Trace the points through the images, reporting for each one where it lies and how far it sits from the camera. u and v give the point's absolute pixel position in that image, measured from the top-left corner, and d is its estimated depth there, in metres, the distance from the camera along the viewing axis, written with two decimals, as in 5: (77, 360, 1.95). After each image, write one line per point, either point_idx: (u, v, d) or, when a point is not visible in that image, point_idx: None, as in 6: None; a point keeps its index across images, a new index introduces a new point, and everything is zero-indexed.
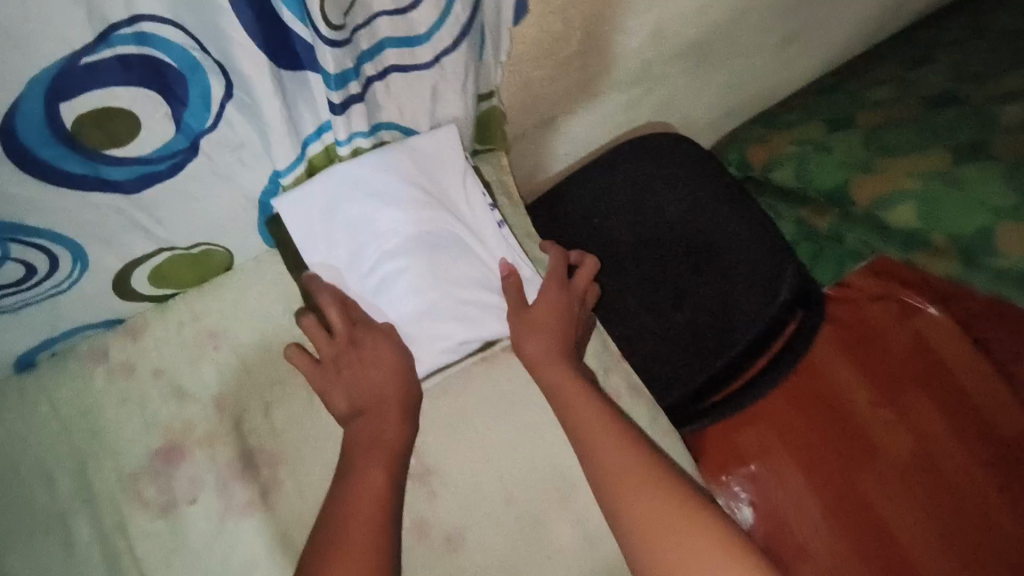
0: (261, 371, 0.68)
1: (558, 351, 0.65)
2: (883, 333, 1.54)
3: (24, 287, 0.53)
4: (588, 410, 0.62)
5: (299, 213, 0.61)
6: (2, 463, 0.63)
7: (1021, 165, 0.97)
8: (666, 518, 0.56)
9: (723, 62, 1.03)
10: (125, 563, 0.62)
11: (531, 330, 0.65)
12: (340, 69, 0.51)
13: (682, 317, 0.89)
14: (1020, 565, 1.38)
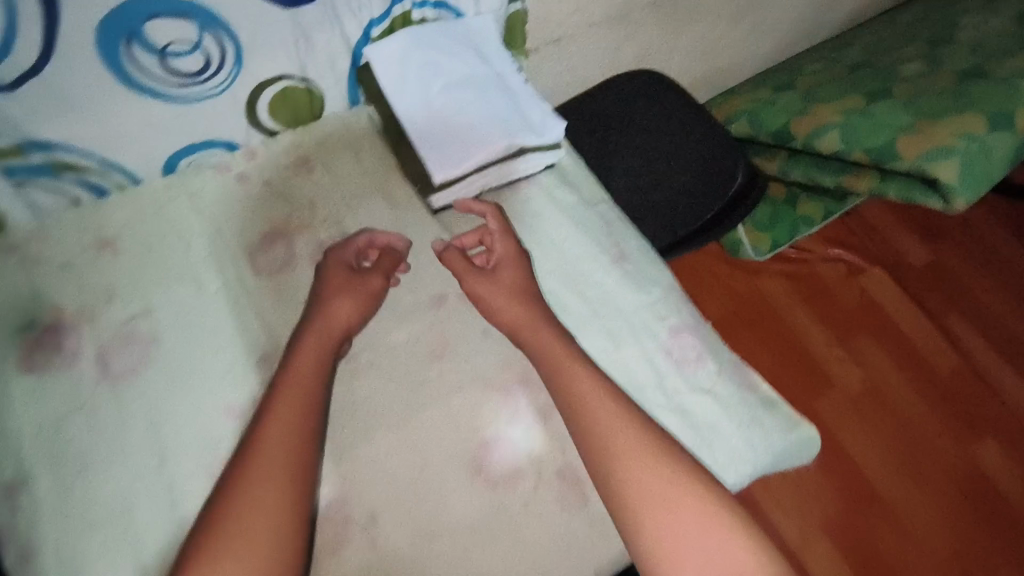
0: (344, 186, 0.89)
1: (526, 313, 0.79)
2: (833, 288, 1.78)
3: (198, 79, 0.78)
4: (545, 339, 0.77)
5: (382, 61, 0.86)
6: (153, 233, 0.84)
7: (914, 100, 1.26)
8: (617, 438, 0.68)
9: (693, 25, 1.31)
10: (242, 304, 0.82)
11: (499, 300, 0.80)
12: None
13: (660, 197, 1.11)
14: (960, 482, 1.56)
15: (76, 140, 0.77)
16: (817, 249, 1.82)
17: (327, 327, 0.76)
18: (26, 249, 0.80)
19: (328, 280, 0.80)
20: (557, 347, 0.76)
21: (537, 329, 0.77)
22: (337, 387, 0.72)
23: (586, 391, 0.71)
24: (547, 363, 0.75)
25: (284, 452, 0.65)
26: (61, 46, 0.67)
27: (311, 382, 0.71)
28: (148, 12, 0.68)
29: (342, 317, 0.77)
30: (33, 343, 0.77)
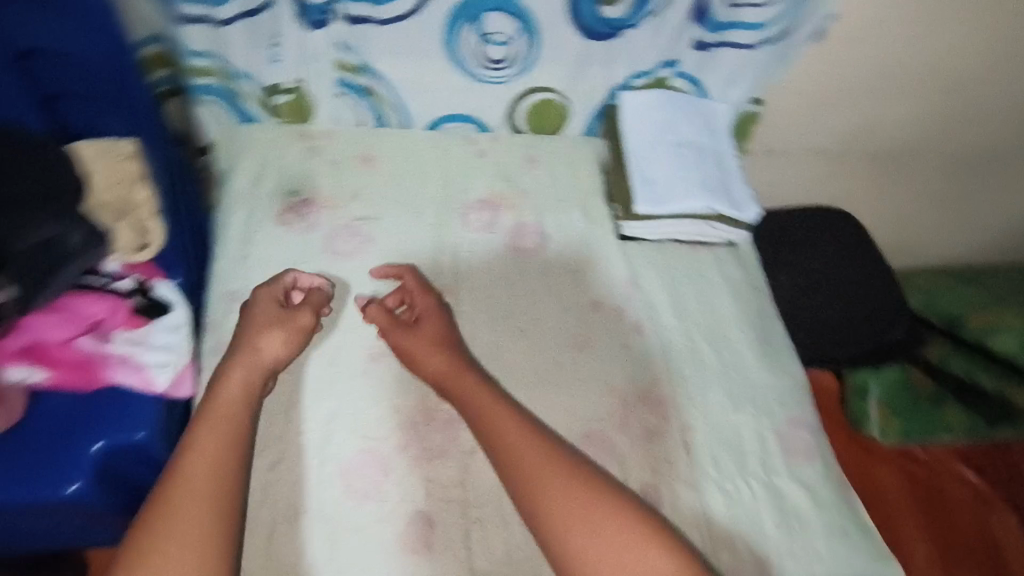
0: (555, 190, 1.06)
1: (456, 369, 0.81)
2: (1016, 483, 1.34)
3: (493, 67, 0.98)
4: (474, 388, 0.79)
5: (632, 104, 1.03)
6: (403, 164, 1.04)
7: None
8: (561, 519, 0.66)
9: (915, 194, 1.33)
10: (445, 240, 0.98)
11: (427, 350, 0.83)
12: (713, 18, 0.96)
13: (831, 317, 1.16)
14: None
15: (392, 77, 0.99)
16: (946, 457, 1.29)
17: (254, 358, 0.78)
18: (312, 139, 1.02)
19: (251, 315, 0.82)
20: (490, 403, 0.78)
21: (468, 394, 0.79)
22: (238, 401, 0.74)
23: (511, 428, 0.75)
24: (478, 411, 0.77)
25: (210, 469, 0.67)
26: (429, 7, 0.89)
27: (234, 413, 0.73)
28: (492, 7, 0.89)
29: (265, 328, 0.81)
30: (289, 205, 0.96)
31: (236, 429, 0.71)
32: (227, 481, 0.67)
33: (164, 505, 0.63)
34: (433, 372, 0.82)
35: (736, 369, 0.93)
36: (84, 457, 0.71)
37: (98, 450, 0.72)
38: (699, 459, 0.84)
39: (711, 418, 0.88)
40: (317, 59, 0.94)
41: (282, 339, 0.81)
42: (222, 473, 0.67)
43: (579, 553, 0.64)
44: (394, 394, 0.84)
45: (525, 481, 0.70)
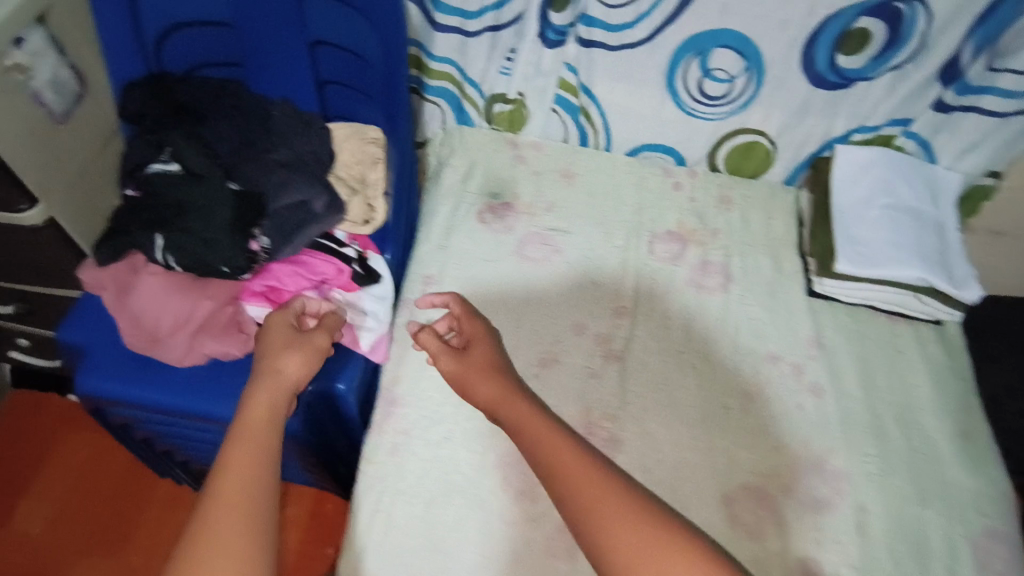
0: (747, 235, 1.04)
1: (506, 394, 0.76)
2: None
3: (707, 102, 0.98)
4: (520, 414, 0.73)
5: (849, 158, 0.98)
6: (600, 187, 1.07)
7: None
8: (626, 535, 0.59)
9: None
10: (630, 265, 0.99)
11: (480, 376, 0.79)
12: (964, 78, 0.89)
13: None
14: None
15: (605, 100, 1.01)
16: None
17: (273, 382, 0.71)
18: (521, 148, 1.09)
19: (274, 340, 0.75)
20: (535, 424, 0.72)
21: (513, 419, 0.73)
22: (264, 417, 0.67)
23: (552, 445, 0.69)
24: (527, 436, 0.71)
25: (237, 496, 0.59)
26: (658, 40, 0.90)
27: (262, 442, 0.65)
28: (722, 43, 0.89)
29: (284, 349, 0.74)
30: (489, 206, 1.03)
31: (265, 451, 0.65)
32: (259, 500, 0.60)
33: (192, 541, 0.55)
34: (487, 400, 0.77)
35: (926, 459, 0.84)
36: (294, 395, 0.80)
37: (308, 392, 0.80)
38: (869, 546, 0.78)
39: (890, 505, 0.80)
40: (543, 75, 0.97)
41: (300, 358, 0.74)
42: (255, 494, 0.60)
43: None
44: (561, 403, 0.86)
45: (585, 499, 0.63)
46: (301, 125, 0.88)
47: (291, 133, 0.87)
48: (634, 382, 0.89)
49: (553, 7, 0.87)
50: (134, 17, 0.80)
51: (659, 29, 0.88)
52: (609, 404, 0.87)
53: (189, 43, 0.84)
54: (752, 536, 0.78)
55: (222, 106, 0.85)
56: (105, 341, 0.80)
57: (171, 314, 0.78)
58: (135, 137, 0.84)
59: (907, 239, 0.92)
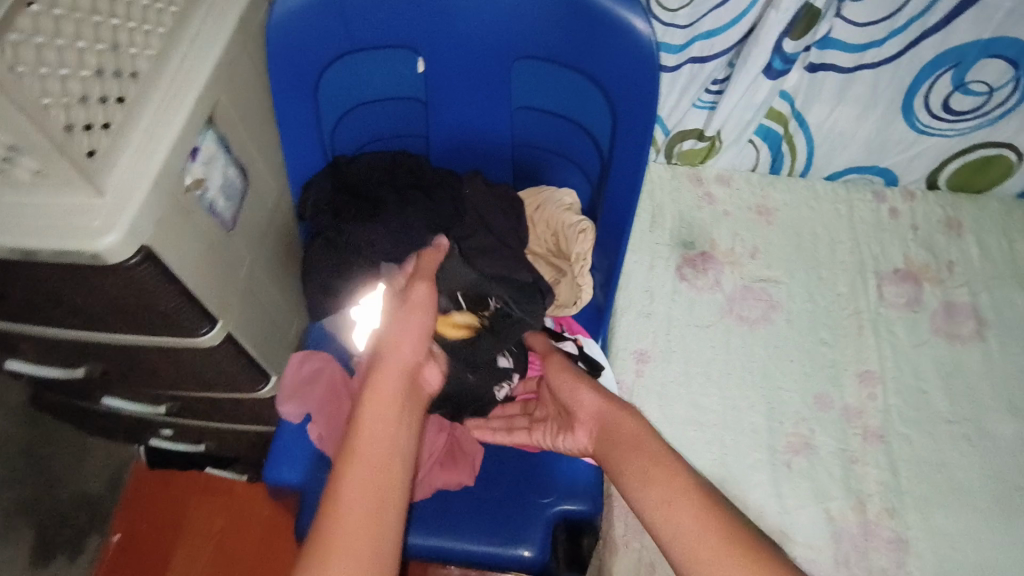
0: (989, 265, 0.89)
1: (617, 404, 0.64)
2: None
3: (950, 120, 0.83)
4: (631, 433, 0.60)
5: None
6: (802, 225, 0.93)
7: None
8: None
9: None
10: (863, 317, 0.86)
11: (592, 387, 0.66)
12: None
13: None
14: None
15: (820, 126, 0.87)
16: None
17: (393, 342, 0.61)
18: (707, 185, 0.95)
19: (397, 331, 0.61)
20: (649, 445, 0.57)
21: (620, 448, 0.59)
22: (396, 391, 0.58)
23: (656, 480, 0.54)
24: (634, 459, 0.57)
25: (366, 475, 0.51)
26: (907, 56, 0.75)
27: (391, 438, 0.55)
28: (994, 53, 0.74)
29: (410, 341, 0.61)
30: (687, 258, 0.90)
31: (398, 429, 0.56)
32: (383, 484, 0.51)
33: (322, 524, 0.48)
34: (596, 409, 0.64)
35: None
36: (538, 517, 0.71)
37: (555, 512, 0.72)
38: None
39: None
40: (754, 109, 0.84)
41: (416, 328, 0.61)
42: (388, 481, 0.52)
43: None
44: (827, 496, 0.75)
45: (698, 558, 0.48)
46: (493, 204, 0.73)
47: (485, 214, 0.73)
48: (903, 463, 0.77)
49: (791, 34, 0.73)
50: (315, 102, 0.69)
51: (914, 45, 0.74)
52: (885, 495, 0.75)
53: (368, 120, 0.73)
54: None
55: (403, 189, 0.73)
56: (320, 475, 0.71)
57: None
58: (315, 239, 0.74)
59: None
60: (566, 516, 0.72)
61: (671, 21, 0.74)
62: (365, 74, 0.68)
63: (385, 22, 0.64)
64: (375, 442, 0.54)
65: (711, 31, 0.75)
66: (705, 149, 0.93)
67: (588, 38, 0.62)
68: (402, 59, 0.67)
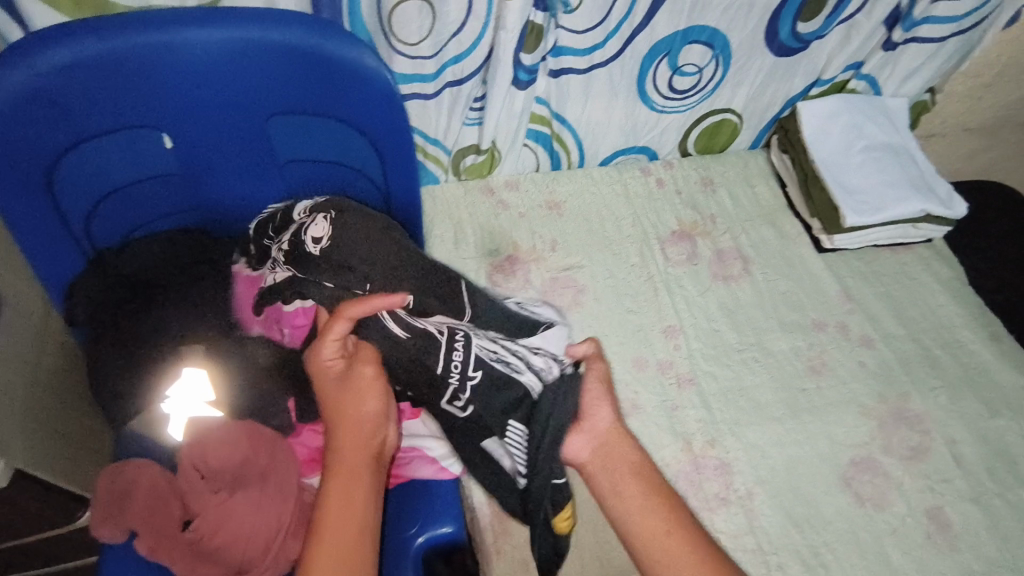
0: (742, 212, 1.05)
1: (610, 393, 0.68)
2: None
3: (677, 98, 0.96)
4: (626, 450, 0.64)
5: (814, 111, 1.01)
6: (590, 209, 1.02)
7: None
8: None
9: None
10: (655, 279, 0.97)
11: (599, 376, 0.68)
12: (918, 15, 0.92)
13: None
14: None
15: (577, 121, 0.96)
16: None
17: (354, 414, 0.57)
18: (499, 192, 1.02)
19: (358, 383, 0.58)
20: (640, 467, 0.63)
21: (615, 450, 0.64)
22: (360, 448, 0.56)
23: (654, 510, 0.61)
24: (630, 484, 0.62)
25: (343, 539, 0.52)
26: (626, 55, 0.87)
27: (360, 519, 0.53)
28: (692, 40, 0.87)
29: (374, 404, 0.58)
30: (497, 265, 0.96)
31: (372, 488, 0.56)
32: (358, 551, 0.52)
33: None
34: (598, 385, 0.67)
35: (975, 370, 0.91)
36: (406, 552, 0.65)
37: (421, 543, 0.66)
38: (978, 475, 0.83)
39: (972, 427, 0.86)
40: (516, 117, 0.91)
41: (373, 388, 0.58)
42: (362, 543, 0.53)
43: None
44: (660, 446, 0.83)
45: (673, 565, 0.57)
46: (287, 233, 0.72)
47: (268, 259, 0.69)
48: (713, 398, 0.88)
49: (525, 48, 0.80)
50: (53, 202, 0.63)
51: (629, 44, 0.85)
52: (705, 430, 0.85)
53: (126, 207, 0.69)
54: (879, 507, 0.80)
55: (188, 267, 0.69)
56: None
57: (239, 517, 0.62)
58: (95, 342, 0.67)
59: (877, 169, 0.98)
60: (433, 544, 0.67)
61: (417, 54, 0.79)
62: (103, 162, 0.65)
63: (106, 106, 0.61)
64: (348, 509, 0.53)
65: (456, 56, 0.81)
66: (487, 160, 0.99)
67: (323, 85, 0.64)
68: (139, 137, 0.65)
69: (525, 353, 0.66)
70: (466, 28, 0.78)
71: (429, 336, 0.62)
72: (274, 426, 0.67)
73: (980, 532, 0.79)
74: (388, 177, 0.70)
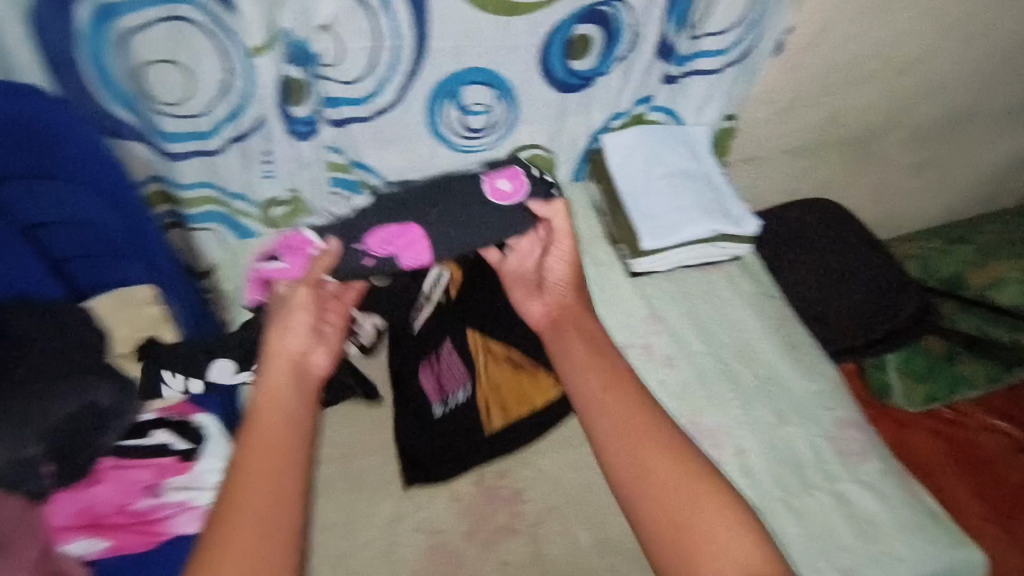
0: None
1: (580, 274, 0.82)
2: (995, 452, 1.46)
3: (473, 138, 1.00)
4: (596, 331, 0.77)
5: (616, 143, 1.05)
6: None
7: None
8: (643, 448, 0.66)
9: (883, 165, 1.37)
10: None
11: (557, 257, 0.81)
12: (685, 51, 0.98)
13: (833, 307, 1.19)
14: None
15: (379, 166, 0.99)
16: (975, 413, 1.49)
17: (284, 343, 0.70)
18: None
19: (287, 322, 0.71)
20: (599, 340, 0.75)
21: (563, 332, 0.77)
22: (289, 359, 0.69)
23: (595, 377, 0.71)
24: (580, 344, 0.74)
25: (280, 451, 0.60)
26: (405, 100, 0.91)
27: (296, 428, 0.62)
28: (469, 82, 0.91)
29: (302, 335, 0.71)
30: None
31: (310, 396, 0.67)
32: (291, 447, 0.61)
33: (229, 501, 0.56)
34: (549, 271, 0.82)
35: (769, 380, 0.94)
36: None
37: None
38: (765, 484, 0.85)
39: (761, 437, 0.89)
40: (309, 165, 0.94)
41: (303, 313, 0.73)
42: (302, 439, 0.62)
43: (628, 471, 0.65)
44: (454, 481, 0.84)
45: (619, 412, 0.68)
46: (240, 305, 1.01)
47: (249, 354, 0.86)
48: None
49: (291, 100, 0.83)
50: None
51: (404, 90, 0.89)
52: (501, 461, 0.86)
53: None
54: None
55: None
56: None
57: None
58: None
59: (675, 194, 1.03)
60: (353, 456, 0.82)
61: (186, 113, 0.81)
62: None
63: None
64: (286, 421, 0.63)
65: (229, 115, 0.83)
66: (292, 211, 1.00)
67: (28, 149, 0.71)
68: None
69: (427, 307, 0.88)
70: (229, 87, 0.80)
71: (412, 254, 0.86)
72: (27, 495, 0.68)
73: None
74: (115, 226, 0.79)
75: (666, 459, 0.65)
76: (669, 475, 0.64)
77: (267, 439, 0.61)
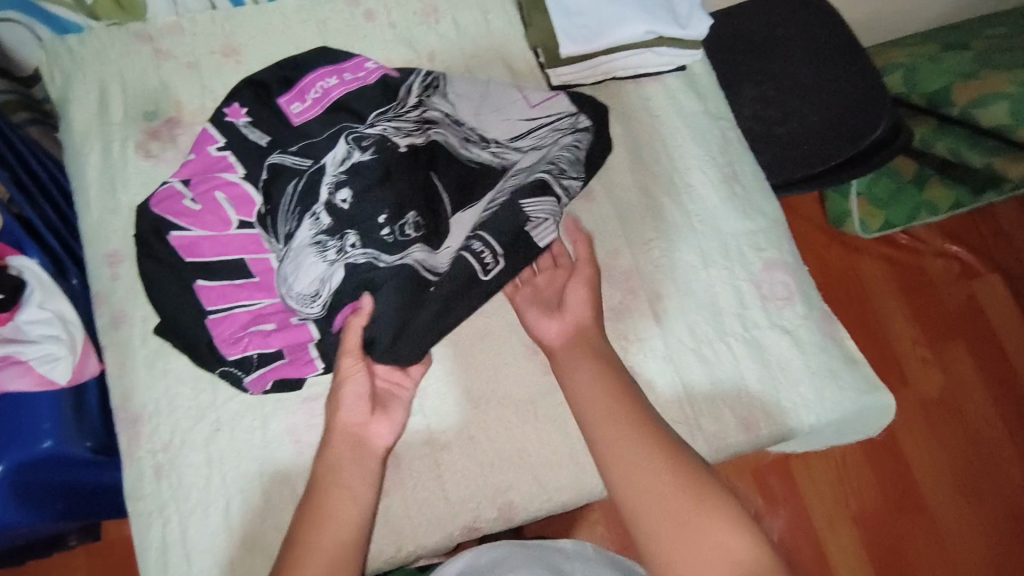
0: (468, 44, 0.87)
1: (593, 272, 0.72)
2: (937, 283, 1.43)
3: None
4: (581, 304, 0.70)
5: None
6: (276, 52, 0.84)
7: None
8: (606, 410, 0.62)
9: None
10: None
11: (579, 278, 0.71)
12: None
13: (784, 131, 1.03)
14: (1013, 497, 1.30)
15: None
16: (932, 238, 1.45)
17: (345, 419, 0.64)
18: (159, 40, 0.82)
19: (340, 391, 0.65)
20: (588, 308, 0.70)
21: (581, 360, 0.66)
22: (349, 439, 0.64)
23: (610, 404, 0.62)
24: (579, 291, 0.71)
25: (346, 497, 0.60)
26: None
27: (359, 489, 0.61)
28: None
29: (358, 403, 0.65)
30: (150, 132, 0.79)
31: (372, 446, 0.64)
32: (359, 518, 0.60)
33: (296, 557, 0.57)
34: (569, 292, 0.71)
35: (699, 216, 0.82)
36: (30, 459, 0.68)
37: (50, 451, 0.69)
38: (675, 332, 0.77)
39: (679, 281, 0.79)
40: None
41: (355, 392, 0.65)
42: (363, 498, 0.61)
43: (592, 440, 0.62)
44: None
45: (579, 376, 0.65)
46: (106, 119, 0.79)
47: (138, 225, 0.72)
48: None
49: None
50: None
51: None
52: None
53: None
54: None
55: None
56: None
57: None
58: None
59: None
60: (230, 380, 0.70)
61: None
62: None
63: None
64: (346, 492, 0.60)
65: None
66: None
67: None
68: None
69: (333, 169, 0.70)
70: None
71: (345, 227, 0.67)
72: None
73: (662, 390, 0.75)
74: None
75: (625, 423, 0.61)
76: (633, 444, 0.59)
77: (337, 504, 0.60)
